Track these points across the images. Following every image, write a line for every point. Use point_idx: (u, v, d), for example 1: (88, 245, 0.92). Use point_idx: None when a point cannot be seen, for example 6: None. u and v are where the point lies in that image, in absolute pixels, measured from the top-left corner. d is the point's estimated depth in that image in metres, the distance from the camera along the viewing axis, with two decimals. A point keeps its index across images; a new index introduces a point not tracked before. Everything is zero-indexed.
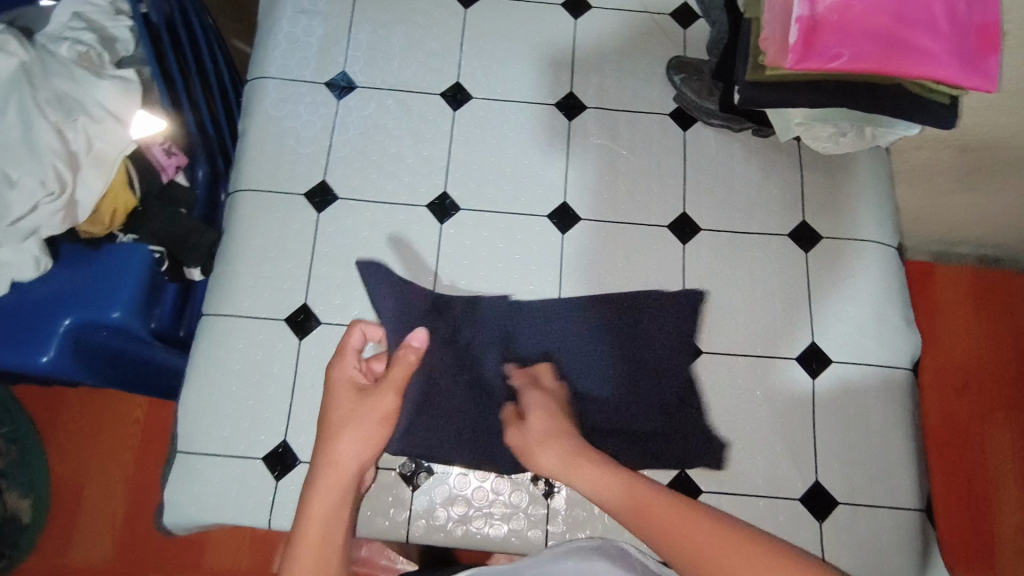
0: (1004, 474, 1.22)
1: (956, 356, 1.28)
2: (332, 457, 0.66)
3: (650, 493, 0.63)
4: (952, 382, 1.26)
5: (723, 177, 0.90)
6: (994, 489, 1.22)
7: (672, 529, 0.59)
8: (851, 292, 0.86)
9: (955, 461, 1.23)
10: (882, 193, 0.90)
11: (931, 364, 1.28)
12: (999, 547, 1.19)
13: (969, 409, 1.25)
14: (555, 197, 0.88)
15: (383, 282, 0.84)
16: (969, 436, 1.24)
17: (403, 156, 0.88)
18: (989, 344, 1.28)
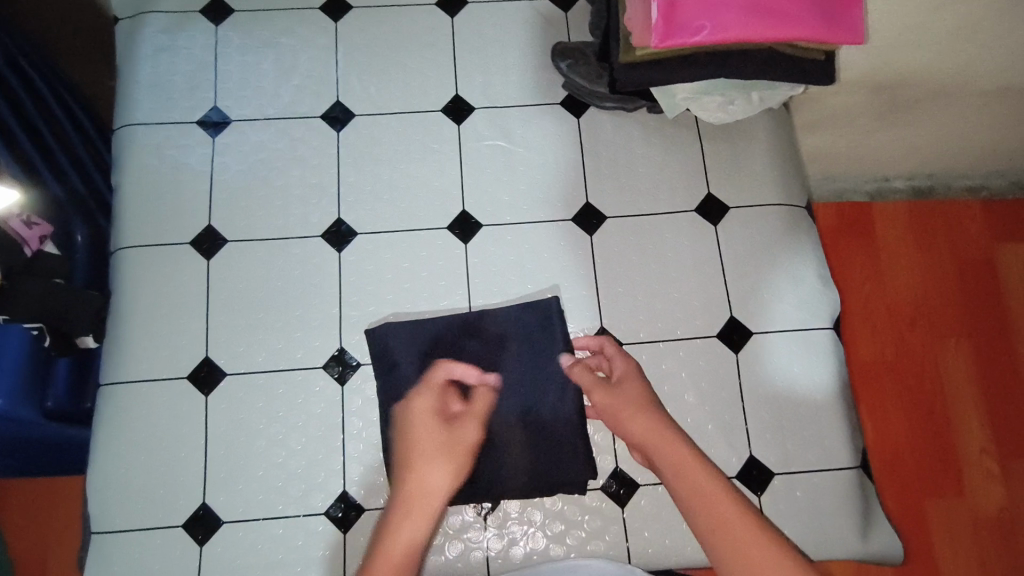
0: (965, 416, 1.10)
1: (900, 302, 1.15)
2: (418, 487, 0.62)
3: (692, 477, 0.58)
4: (907, 321, 1.14)
5: (624, 159, 0.88)
6: (957, 431, 1.09)
7: (709, 505, 0.56)
8: (764, 258, 0.85)
9: (889, 421, 1.09)
10: (779, 152, 0.89)
11: (886, 306, 1.15)
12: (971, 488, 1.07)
13: (928, 352, 1.13)
14: (454, 206, 0.86)
15: (287, 320, 0.81)
16: (929, 382, 1.12)
17: (289, 188, 0.85)
18: (945, 277, 1.16)
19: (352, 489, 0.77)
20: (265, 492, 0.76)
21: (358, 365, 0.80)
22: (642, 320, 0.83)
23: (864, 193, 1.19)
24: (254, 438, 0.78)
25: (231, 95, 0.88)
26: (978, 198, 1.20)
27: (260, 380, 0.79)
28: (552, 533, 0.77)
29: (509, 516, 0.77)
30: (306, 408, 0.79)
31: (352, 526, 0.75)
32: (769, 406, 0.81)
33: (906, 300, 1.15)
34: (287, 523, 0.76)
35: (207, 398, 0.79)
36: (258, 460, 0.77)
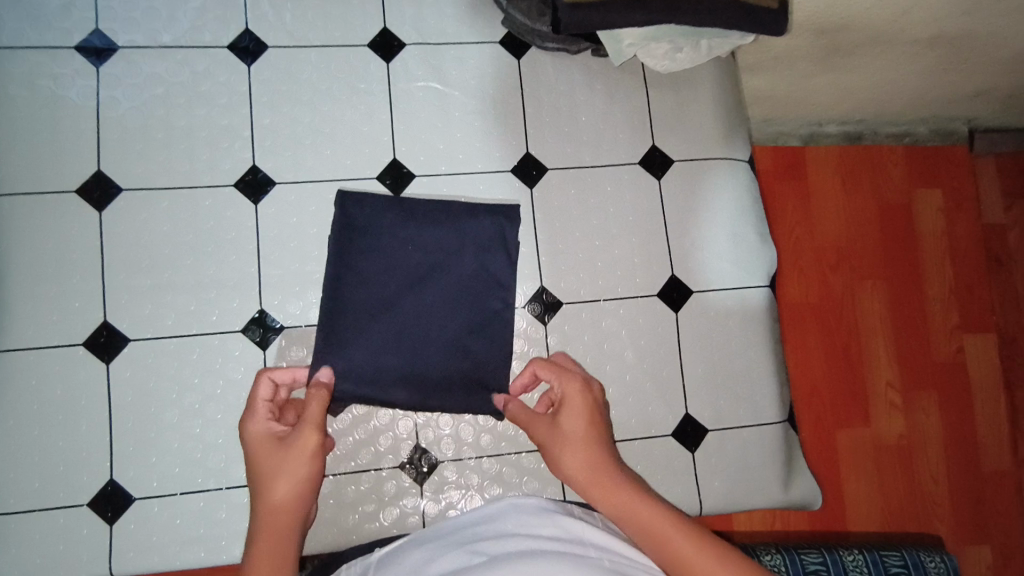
0: (875, 347, 1.16)
1: (827, 246, 1.17)
2: (268, 498, 0.57)
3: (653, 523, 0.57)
4: (829, 258, 1.16)
5: (567, 106, 0.82)
6: (868, 357, 1.15)
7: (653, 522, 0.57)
8: (707, 214, 0.83)
9: (808, 355, 1.14)
10: (727, 101, 0.85)
11: (814, 244, 1.17)
12: (877, 404, 1.15)
13: (845, 288, 1.16)
14: (383, 153, 0.78)
15: (196, 280, 0.73)
16: (846, 312, 1.16)
17: (192, 128, 0.75)
18: (866, 220, 1.18)
19: None
20: (182, 464, 0.71)
21: (281, 327, 0.74)
22: (582, 278, 0.80)
23: (799, 137, 1.19)
24: (165, 408, 0.71)
25: (116, 15, 0.76)
26: (903, 143, 1.22)
27: (170, 346, 0.72)
28: (489, 496, 0.76)
29: (446, 481, 0.75)
30: (223, 374, 0.73)
31: None
32: (706, 363, 0.81)
33: (832, 242, 1.17)
34: (208, 496, 0.71)
35: (108, 366, 0.71)
36: (172, 431, 0.71)
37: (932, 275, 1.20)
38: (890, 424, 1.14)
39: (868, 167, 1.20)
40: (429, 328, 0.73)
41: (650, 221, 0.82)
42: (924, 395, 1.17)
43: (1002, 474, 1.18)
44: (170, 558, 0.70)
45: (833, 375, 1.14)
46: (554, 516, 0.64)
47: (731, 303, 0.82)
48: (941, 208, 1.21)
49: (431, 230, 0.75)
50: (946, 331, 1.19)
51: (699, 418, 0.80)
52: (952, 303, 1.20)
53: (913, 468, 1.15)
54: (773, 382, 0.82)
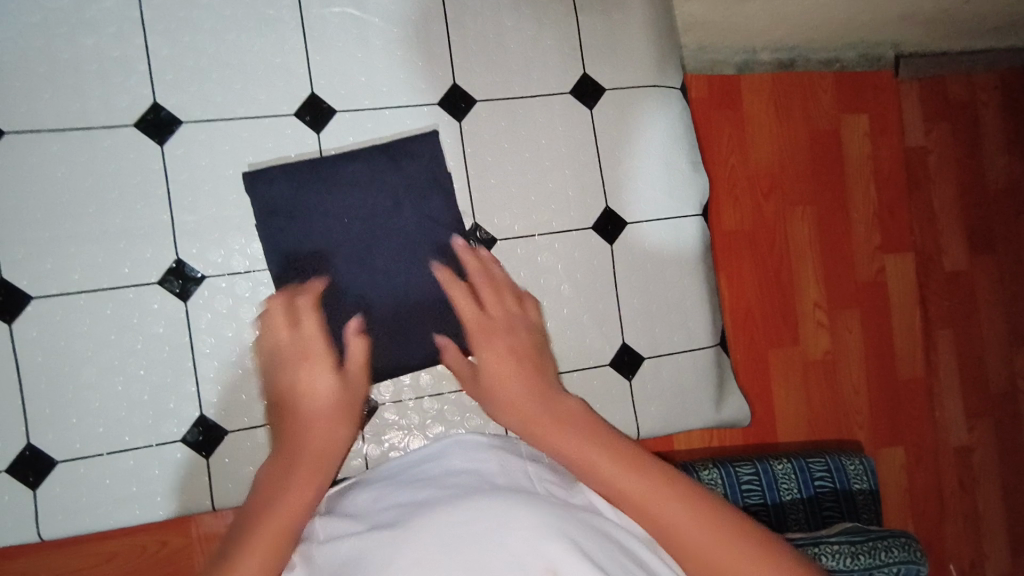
0: (804, 269, 1.21)
1: (760, 173, 1.18)
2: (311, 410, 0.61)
3: (579, 440, 0.58)
4: (763, 184, 1.18)
5: (493, 33, 0.78)
6: (796, 280, 1.20)
7: (581, 432, 0.59)
8: (639, 144, 0.82)
9: (743, 286, 1.18)
10: (656, 26, 0.83)
11: (748, 171, 1.18)
12: (804, 324, 1.21)
13: (776, 213, 1.19)
14: (299, 87, 0.74)
15: (102, 230, 0.68)
16: (777, 237, 1.20)
17: (78, 61, 0.68)
18: (796, 146, 1.20)
19: (211, 412, 0.70)
20: (106, 424, 0.68)
21: (202, 277, 0.70)
22: (516, 213, 0.79)
23: (734, 65, 1.18)
24: (81, 368, 0.68)
25: None
26: (833, 69, 1.23)
27: (79, 302, 0.68)
28: (431, 435, 0.76)
29: (388, 422, 0.75)
30: (142, 329, 0.69)
31: (215, 449, 0.70)
32: (640, 293, 0.82)
33: (765, 168, 1.19)
34: (137, 455, 0.69)
35: (11, 327, 0.66)
36: (91, 391, 0.68)
37: (856, 199, 1.24)
38: (816, 341, 1.21)
39: (798, 93, 1.21)
40: (386, 297, 0.72)
41: (583, 152, 0.81)
42: (848, 312, 1.23)
43: (915, 380, 1.27)
44: (103, 518, 0.68)
45: (765, 299, 1.18)
46: (502, 454, 0.66)
47: (664, 233, 0.83)
48: (866, 132, 1.25)
49: (369, 182, 0.73)
50: (869, 251, 1.25)
51: (635, 346, 0.82)
52: (874, 225, 1.25)
53: (835, 380, 1.23)
54: (704, 308, 0.85)
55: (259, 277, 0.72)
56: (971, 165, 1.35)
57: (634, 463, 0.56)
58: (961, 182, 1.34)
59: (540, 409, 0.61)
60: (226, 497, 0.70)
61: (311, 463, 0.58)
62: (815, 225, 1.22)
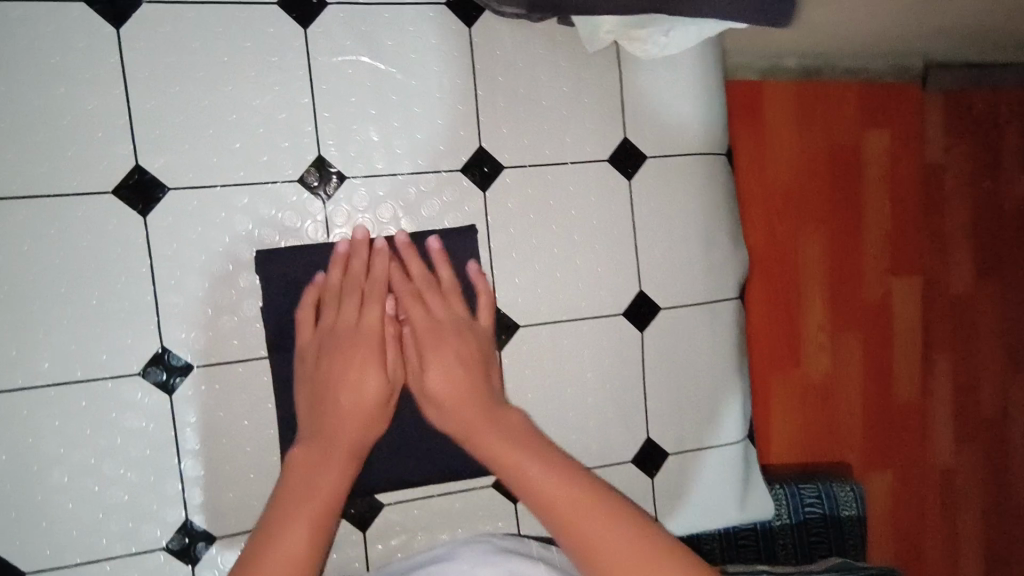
0: (810, 290, 1.13)
1: (773, 186, 1.10)
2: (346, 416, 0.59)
3: (545, 484, 0.55)
4: (774, 200, 1.10)
5: (527, 90, 0.69)
6: (800, 301, 1.13)
7: (546, 485, 0.55)
8: (680, 219, 0.74)
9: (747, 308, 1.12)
10: (708, 85, 0.74)
11: (757, 184, 1.11)
12: (805, 346, 1.14)
13: (784, 230, 1.12)
14: (305, 149, 0.65)
15: (75, 311, 0.59)
16: (784, 256, 1.13)
17: (48, 115, 0.58)
18: (813, 160, 1.11)
19: (196, 516, 0.63)
20: (80, 529, 0.60)
21: (190, 366, 0.62)
22: (542, 295, 0.71)
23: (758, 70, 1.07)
24: (50, 468, 0.60)
25: None
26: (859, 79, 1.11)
27: (49, 393, 0.59)
28: (438, 535, 0.70)
29: (393, 522, 0.69)
30: (120, 424, 0.61)
31: (200, 558, 0.63)
32: (670, 382, 0.75)
33: (778, 182, 1.11)
34: (114, 563, 0.61)
35: None
36: (61, 493, 0.60)
37: (872, 218, 1.16)
38: (816, 361, 1.15)
39: (822, 103, 1.10)
40: (401, 404, 0.66)
41: (619, 225, 0.73)
42: (850, 333, 1.16)
43: (909, 406, 1.22)
44: None
45: (767, 322, 1.12)
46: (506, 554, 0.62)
47: (700, 316, 0.76)
48: (885, 149, 1.15)
49: (385, 273, 0.65)
50: (877, 274, 1.17)
51: (663, 440, 0.75)
52: (886, 246, 1.17)
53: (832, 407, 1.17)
54: (737, 397, 0.78)
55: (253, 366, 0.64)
56: (991, 186, 1.25)
57: (596, 523, 0.52)
58: (980, 205, 1.25)
59: (502, 444, 0.58)
60: None
61: (332, 482, 0.56)
62: (828, 245, 1.14)
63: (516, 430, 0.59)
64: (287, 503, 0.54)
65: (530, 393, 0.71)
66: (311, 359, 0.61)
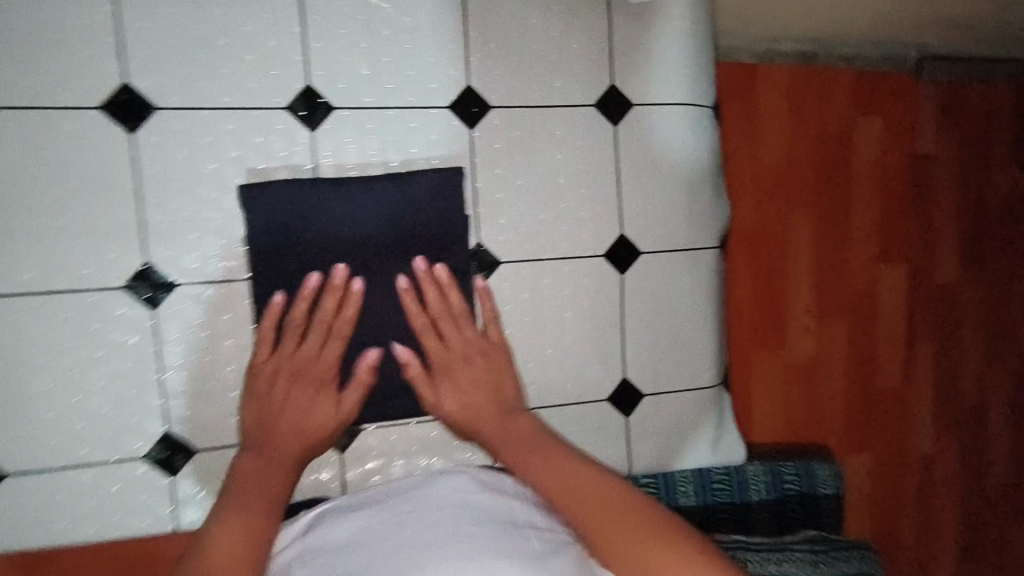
0: (799, 272, 1.14)
1: (765, 169, 1.11)
2: (290, 425, 0.62)
3: (556, 471, 0.61)
4: (767, 182, 1.11)
5: (517, 32, 0.70)
6: (789, 281, 1.13)
7: (552, 476, 0.61)
8: (664, 169, 0.76)
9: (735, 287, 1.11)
10: (696, 37, 0.75)
11: (750, 165, 1.10)
12: (791, 323, 1.14)
13: (774, 212, 1.12)
14: (295, 78, 0.65)
15: (59, 227, 0.60)
16: (774, 237, 1.12)
17: (37, 30, 0.59)
18: (806, 143, 1.12)
19: (176, 429, 0.66)
20: (62, 436, 0.63)
21: (173, 285, 0.64)
22: (524, 236, 0.72)
23: (752, 53, 1.09)
24: (33, 377, 0.62)
25: None
26: (852, 68, 1.14)
27: (34, 305, 0.61)
28: (413, 462, 0.73)
29: (371, 447, 0.72)
30: (104, 340, 0.63)
31: (179, 469, 0.66)
32: (645, 328, 0.78)
33: (771, 165, 1.11)
34: (96, 469, 0.64)
35: None
36: (45, 401, 0.62)
37: (862, 203, 1.17)
38: (803, 337, 1.15)
39: (816, 90, 1.12)
40: (378, 334, 0.66)
41: (603, 172, 0.74)
42: (838, 320, 1.17)
43: (891, 390, 1.23)
44: (57, 532, 0.64)
45: (757, 300, 1.12)
46: (492, 489, 0.60)
47: (678, 265, 0.78)
48: (879, 135, 1.16)
49: (372, 206, 0.65)
50: (866, 260, 1.18)
51: (635, 383, 0.78)
52: (873, 231, 1.18)
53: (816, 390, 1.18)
54: (710, 345, 0.81)
55: (236, 290, 0.65)
56: (981, 172, 1.25)
57: (615, 513, 0.58)
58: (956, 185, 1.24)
59: (534, 450, 0.63)
60: (190, 514, 0.67)
61: (274, 488, 0.60)
62: (820, 227, 1.14)
63: (530, 445, 0.64)
64: (240, 505, 0.57)
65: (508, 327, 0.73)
66: (266, 378, 0.63)
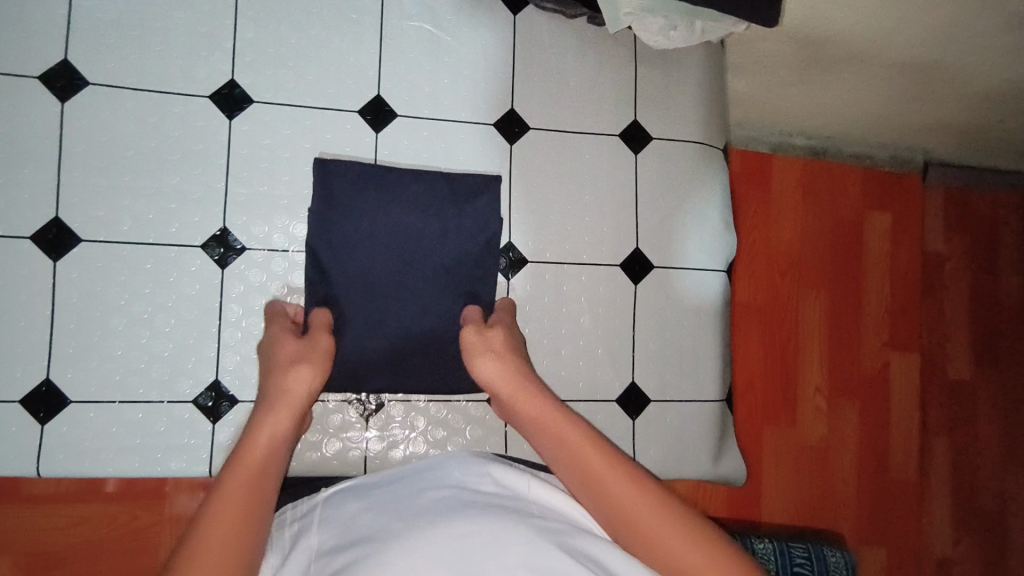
0: (811, 349, 1.18)
1: (778, 252, 1.18)
2: (277, 385, 0.65)
3: (576, 445, 0.62)
4: (780, 263, 1.18)
5: (555, 69, 0.83)
6: (803, 358, 1.17)
7: (574, 445, 0.62)
8: (676, 196, 0.86)
9: (748, 353, 1.16)
10: (710, 89, 0.88)
11: (764, 245, 1.18)
12: (803, 397, 1.17)
13: (787, 290, 1.18)
14: (368, 88, 0.77)
15: (158, 188, 0.71)
16: (787, 313, 1.18)
17: (170, 31, 0.73)
18: (817, 228, 1.20)
19: (226, 378, 0.72)
20: (124, 372, 0.70)
21: (243, 249, 0.73)
22: (549, 239, 0.81)
23: (768, 144, 1.21)
24: (110, 315, 0.70)
25: None
26: (862, 164, 1.24)
27: (125, 251, 0.70)
28: (432, 439, 0.77)
29: (392, 419, 0.77)
30: (177, 290, 0.72)
31: (222, 417, 0.72)
32: (655, 336, 0.84)
33: (784, 249, 1.19)
34: (148, 408, 0.70)
35: (56, 264, 0.69)
36: (117, 338, 0.70)
37: (871, 290, 1.23)
38: (814, 408, 1.17)
39: (827, 180, 1.22)
40: (414, 311, 0.76)
41: (623, 193, 0.84)
42: (849, 403, 1.20)
43: (908, 483, 1.22)
44: (103, 463, 0.69)
45: (768, 368, 1.16)
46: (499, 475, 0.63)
47: (687, 284, 0.86)
48: (888, 231, 1.24)
49: (417, 204, 0.76)
50: (877, 346, 1.22)
51: (642, 388, 0.84)
52: (885, 320, 1.23)
53: (827, 468, 1.18)
54: (715, 361, 0.86)
55: (296, 258, 0.75)
56: (987, 282, 1.32)
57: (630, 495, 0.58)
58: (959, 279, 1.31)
59: (562, 429, 0.64)
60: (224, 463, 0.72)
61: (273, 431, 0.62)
62: (829, 308, 1.20)
63: (554, 415, 0.65)
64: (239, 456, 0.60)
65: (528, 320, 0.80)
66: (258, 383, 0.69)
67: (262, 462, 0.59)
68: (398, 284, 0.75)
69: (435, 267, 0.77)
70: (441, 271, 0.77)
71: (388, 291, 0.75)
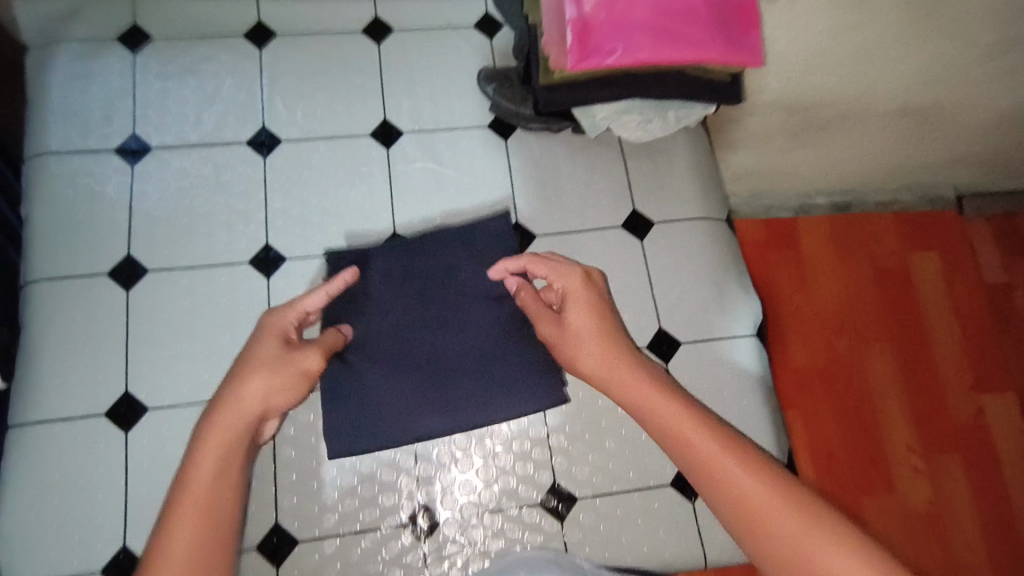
0: (891, 404, 1.13)
1: (827, 308, 1.17)
2: (242, 390, 0.58)
3: (683, 424, 0.58)
4: (833, 319, 1.16)
5: (551, 179, 0.90)
6: (883, 414, 1.12)
7: (696, 442, 0.57)
8: (689, 271, 0.88)
9: (819, 417, 1.10)
10: (699, 169, 0.93)
11: (813, 301, 1.18)
12: (895, 457, 1.10)
13: (847, 344, 1.15)
14: (385, 228, 0.86)
15: (211, 350, 0.79)
16: (853, 369, 1.14)
17: (213, 214, 0.84)
18: (862, 279, 1.20)
19: (286, 521, 0.75)
20: None
21: None
22: None
23: (790, 209, 1.24)
24: None
25: (151, 122, 0.87)
26: (893, 212, 1.25)
27: (185, 413, 0.77)
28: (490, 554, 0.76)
29: (448, 538, 0.76)
30: None
31: (285, 559, 0.74)
32: None
33: (833, 305, 1.17)
34: None
35: (127, 434, 0.76)
36: None
37: (940, 334, 1.19)
38: (909, 467, 1.10)
39: (862, 233, 1.23)
40: (443, 338, 0.79)
41: (638, 278, 0.87)
42: (947, 456, 1.12)
43: None
44: None
45: (840, 432, 1.10)
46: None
47: (720, 353, 0.86)
48: (935, 271, 1.23)
49: (430, 248, 0.83)
50: (963, 391, 1.16)
51: None
52: (964, 362, 1.18)
53: (944, 535, 1.08)
54: (766, 426, 0.84)
55: None
56: None
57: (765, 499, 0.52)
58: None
59: (671, 411, 0.59)
60: None
61: (230, 427, 0.56)
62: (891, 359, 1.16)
63: (660, 398, 0.60)
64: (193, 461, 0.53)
65: (565, 417, 0.81)
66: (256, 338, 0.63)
67: (217, 479, 0.53)
68: (426, 313, 0.80)
69: (456, 296, 0.80)
70: (463, 297, 0.80)
71: (415, 323, 0.79)
